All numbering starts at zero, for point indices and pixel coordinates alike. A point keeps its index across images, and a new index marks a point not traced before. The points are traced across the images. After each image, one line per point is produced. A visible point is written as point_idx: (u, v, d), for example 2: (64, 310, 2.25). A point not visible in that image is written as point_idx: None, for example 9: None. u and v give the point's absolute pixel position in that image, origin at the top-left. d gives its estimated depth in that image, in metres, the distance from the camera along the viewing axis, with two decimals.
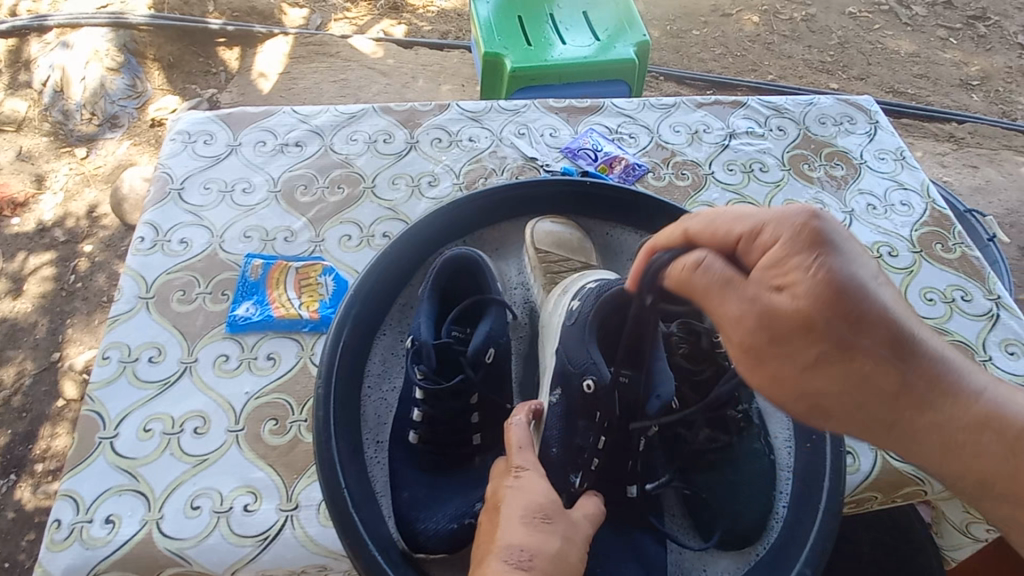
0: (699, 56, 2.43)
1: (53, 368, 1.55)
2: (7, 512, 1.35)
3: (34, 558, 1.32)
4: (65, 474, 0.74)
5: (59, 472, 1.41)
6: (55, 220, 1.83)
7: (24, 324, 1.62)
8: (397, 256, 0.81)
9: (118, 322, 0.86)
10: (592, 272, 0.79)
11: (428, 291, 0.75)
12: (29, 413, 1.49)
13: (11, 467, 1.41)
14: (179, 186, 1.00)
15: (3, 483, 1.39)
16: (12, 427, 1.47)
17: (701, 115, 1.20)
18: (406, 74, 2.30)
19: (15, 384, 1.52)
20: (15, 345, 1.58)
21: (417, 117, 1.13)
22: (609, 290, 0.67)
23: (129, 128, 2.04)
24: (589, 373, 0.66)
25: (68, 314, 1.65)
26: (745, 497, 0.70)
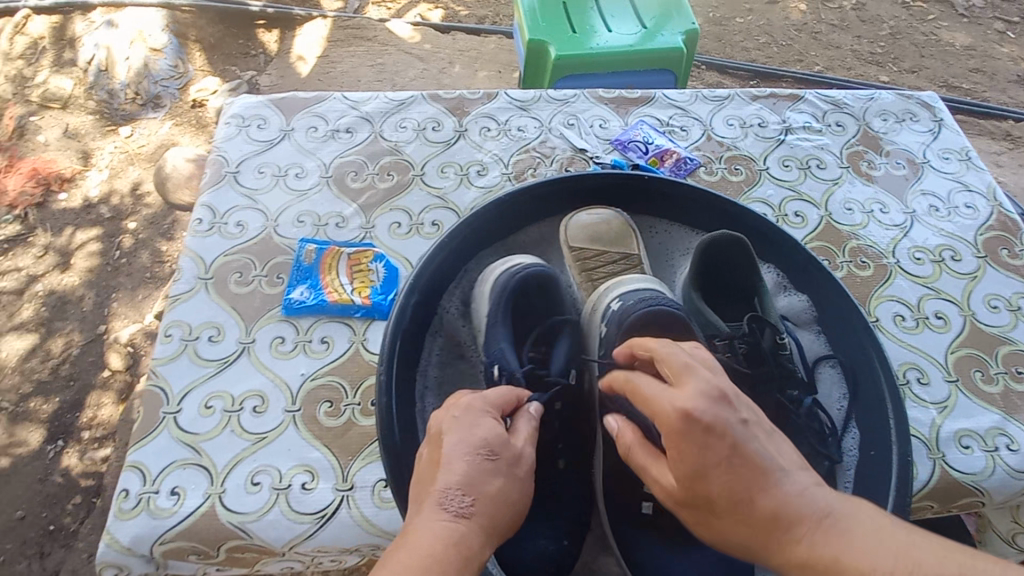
0: (742, 45, 2.36)
1: (99, 340, 1.62)
2: (56, 477, 1.43)
3: (80, 522, 1.39)
4: (130, 447, 0.77)
5: (105, 441, 1.47)
6: (101, 197, 1.88)
7: (72, 297, 1.69)
8: (434, 268, 0.78)
9: (179, 301, 0.88)
10: (625, 281, 0.76)
11: (497, 314, 0.73)
12: (76, 383, 1.55)
13: (60, 433, 1.48)
14: (233, 170, 1.02)
15: (52, 449, 1.46)
16: (61, 395, 1.53)
17: (756, 107, 1.17)
18: (443, 59, 2.30)
19: (63, 355, 1.59)
20: (64, 318, 1.65)
21: (466, 105, 1.13)
22: (636, 311, 0.67)
23: (171, 109, 2.09)
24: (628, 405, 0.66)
25: (113, 289, 1.71)
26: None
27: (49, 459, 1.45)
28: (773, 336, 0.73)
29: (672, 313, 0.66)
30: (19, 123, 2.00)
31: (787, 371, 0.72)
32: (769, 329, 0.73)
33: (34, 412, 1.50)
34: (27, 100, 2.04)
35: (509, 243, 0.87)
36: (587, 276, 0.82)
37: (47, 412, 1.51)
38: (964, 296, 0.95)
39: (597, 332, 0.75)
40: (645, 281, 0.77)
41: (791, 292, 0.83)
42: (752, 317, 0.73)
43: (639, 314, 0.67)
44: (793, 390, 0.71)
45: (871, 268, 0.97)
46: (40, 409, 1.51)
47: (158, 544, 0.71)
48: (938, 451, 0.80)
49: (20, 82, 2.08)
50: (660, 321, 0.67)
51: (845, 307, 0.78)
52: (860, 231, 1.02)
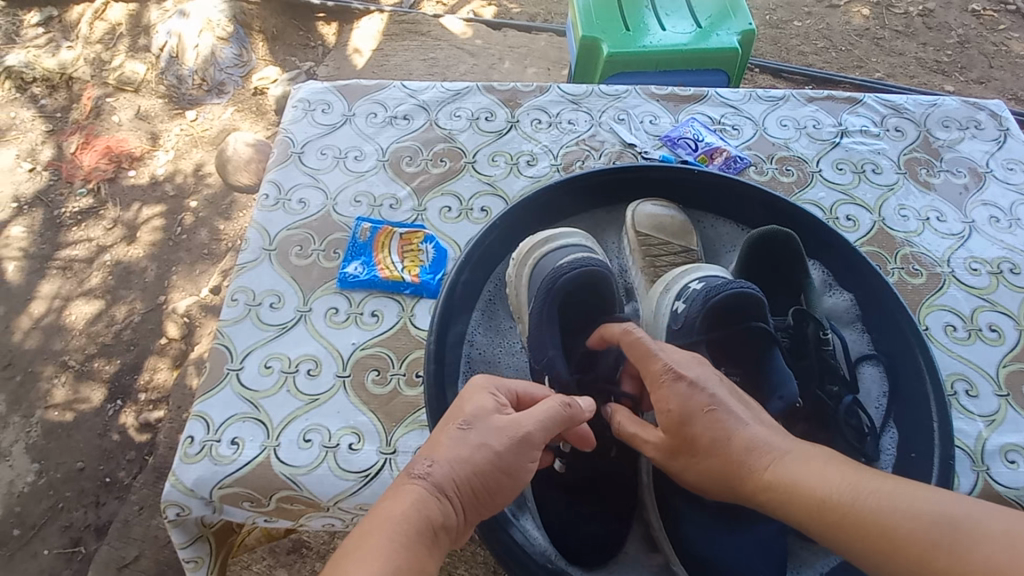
0: (798, 49, 2.31)
1: (158, 309, 1.73)
2: (113, 434, 1.54)
3: (132, 476, 1.49)
4: (196, 398, 0.83)
5: (159, 403, 1.57)
6: (166, 176, 2.01)
7: (136, 267, 1.81)
8: (486, 246, 0.81)
9: (245, 269, 0.94)
10: (703, 267, 0.76)
11: (546, 312, 0.71)
12: (136, 347, 1.67)
13: (119, 393, 1.60)
14: (298, 151, 1.08)
15: (111, 407, 1.58)
16: (122, 357, 1.65)
17: (811, 109, 1.16)
18: (493, 55, 2.34)
19: (126, 321, 1.71)
20: (128, 286, 1.77)
21: (519, 98, 1.16)
22: (718, 292, 0.65)
23: (234, 95, 2.21)
24: None
25: (174, 262, 1.82)
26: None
27: (108, 416, 1.56)
28: (817, 329, 0.71)
29: (753, 297, 0.65)
30: (97, 104, 2.15)
31: (828, 367, 0.71)
32: (813, 321, 0.71)
33: (97, 371, 1.63)
34: (104, 83, 2.20)
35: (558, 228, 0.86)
36: (649, 264, 0.82)
37: (109, 373, 1.62)
38: (1022, 310, 0.92)
39: (670, 310, 0.74)
40: (721, 271, 0.76)
41: (837, 291, 0.81)
42: (797, 310, 0.72)
43: (722, 296, 0.65)
44: (832, 385, 0.70)
45: (924, 276, 0.95)
46: (103, 369, 1.63)
47: (217, 488, 0.76)
48: (982, 463, 0.78)
49: (99, 66, 2.23)
50: (742, 305, 0.65)
51: (891, 306, 0.75)
52: (914, 238, 1.00)
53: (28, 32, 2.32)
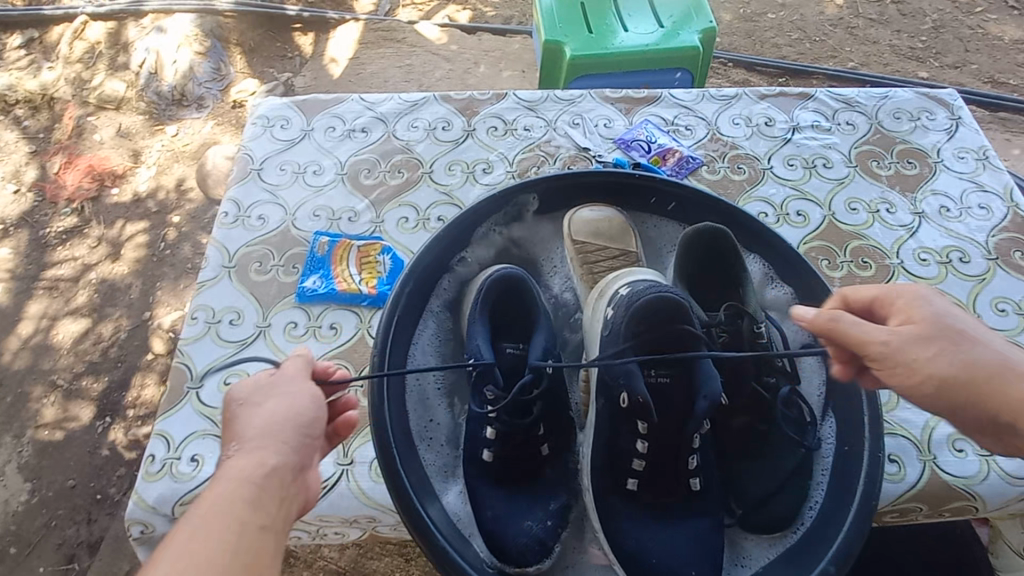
0: (772, 41, 2.33)
1: (144, 325, 1.75)
2: (103, 450, 1.56)
3: (124, 492, 1.51)
4: (158, 417, 0.85)
5: (148, 418, 1.59)
6: (148, 192, 2.03)
7: (121, 285, 1.83)
8: (429, 258, 0.81)
9: (205, 286, 0.96)
10: (634, 270, 0.75)
11: (476, 311, 0.78)
12: (123, 363, 1.68)
13: (107, 409, 1.61)
14: (258, 168, 1.10)
15: (101, 424, 1.59)
16: (109, 374, 1.67)
17: (763, 107, 1.17)
18: (469, 59, 2.36)
19: (112, 338, 1.73)
20: (113, 304, 1.79)
21: (475, 106, 1.17)
22: (644, 295, 0.66)
23: (213, 109, 2.23)
24: (626, 386, 0.65)
25: (157, 278, 1.84)
26: (778, 479, 0.67)
27: (98, 433, 1.58)
28: (752, 323, 0.71)
29: (677, 299, 0.66)
30: (79, 123, 2.17)
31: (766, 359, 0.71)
32: (748, 318, 0.72)
33: (86, 389, 1.64)
34: (85, 102, 2.21)
35: (500, 239, 0.87)
36: (587, 271, 0.82)
37: (97, 390, 1.64)
38: (970, 298, 0.94)
39: (598, 317, 0.73)
40: (654, 274, 0.74)
41: (778, 284, 0.81)
42: (730, 307, 0.73)
43: (648, 297, 0.65)
44: (769, 377, 0.71)
45: (873, 269, 0.98)
46: (92, 387, 1.65)
47: (179, 505, 0.78)
48: (928, 452, 0.81)
49: (80, 85, 2.24)
50: (665, 306, 0.65)
51: (823, 295, 0.76)
52: (863, 231, 1.02)
53: (9, 54, 2.34)
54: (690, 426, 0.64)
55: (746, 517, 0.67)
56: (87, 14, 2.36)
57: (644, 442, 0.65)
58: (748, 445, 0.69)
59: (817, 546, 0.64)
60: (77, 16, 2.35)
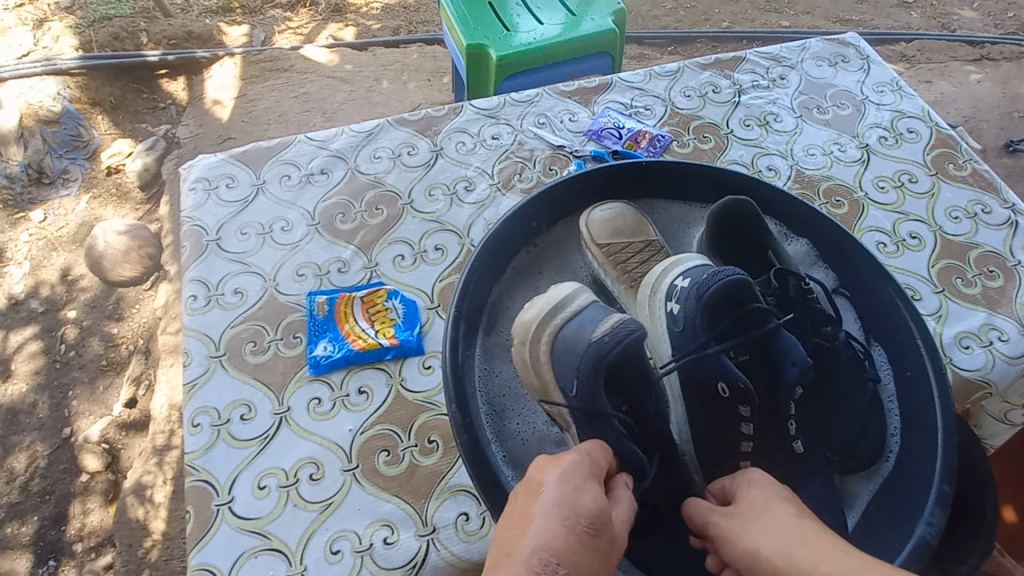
0: (652, 14, 2.45)
1: (67, 445, 1.48)
2: None
3: None
4: (189, 550, 0.72)
5: (104, 546, 1.36)
6: (28, 292, 1.73)
7: (23, 406, 1.54)
8: (473, 291, 0.75)
9: (197, 386, 0.83)
10: (681, 259, 0.74)
11: (597, 385, 0.61)
12: (52, 495, 1.42)
13: (49, 551, 1.36)
14: (215, 237, 0.96)
15: (45, 571, 1.34)
16: (37, 513, 1.40)
17: (707, 76, 1.24)
18: (368, 76, 2.23)
19: (29, 471, 1.45)
20: (20, 430, 1.50)
21: (435, 123, 1.12)
22: (716, 282, 0.65)
23: (84, 181, 1.93)
24: (722, 376, 0.65)
25: (69, 386, 1.57)
26: (858, 418, 0.69)
27: None
28: (799, 281, 0.74)
29: (745, 280, 0.65)
30: None
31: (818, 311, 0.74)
32: (792, 278, 0.74)
33: (13, 537, 1.36)
34: None
35: (526, 256, 0.83)
36: (622, 271, 0.79)
37: (28, 535, 1.37)
38: (930, 213, 1.04)
39: (658, 318, 0.71)
40: (701, 258, 0.74)
41: (794, 239, 0.86)
42: (776, 271, 0.74)
43: (717, 288, 0.65)
44: (826, 328, 0.72)
45: (846, 206, 1.05)
46: (19, 533, 1.37)
47: None
48: (945, 356, 0.88)
49: None
50: (736, 290, 0.65)
51: (839, 237, 0.82)
52: (828, 173, 1.09)
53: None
54: (782, 390, 0.67)
55: (842, 462, 0.69)
56: None
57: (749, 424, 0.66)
58: (824, 395, 0.71)
59: (912, 469, 0.67)
60: None
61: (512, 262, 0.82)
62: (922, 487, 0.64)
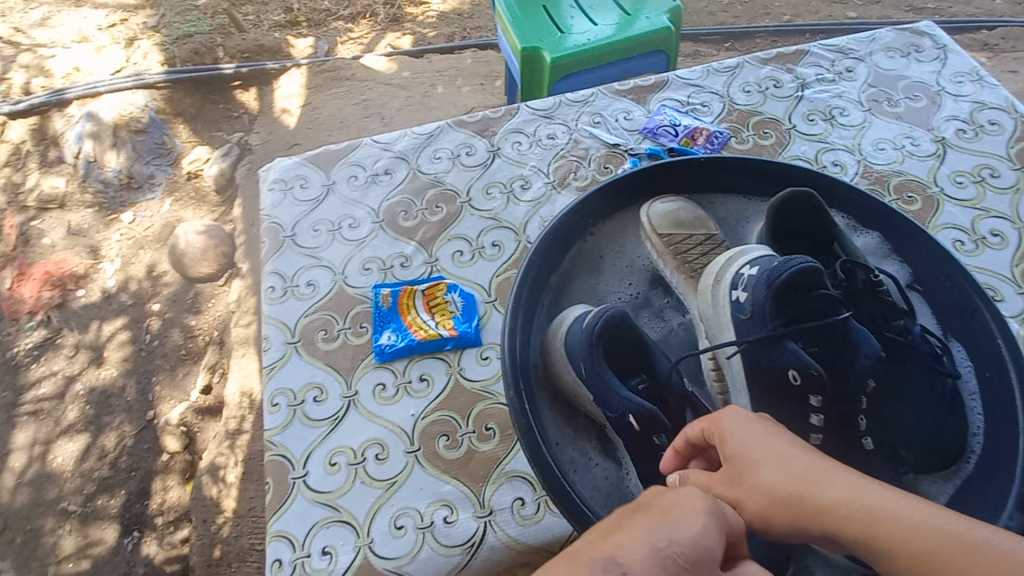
0: (709, 10, 2.41)
1: (151, 426, 1.63)
2: (139, 569, 1.43)
3: None
4: (269, 518, 0.78)
5: (181, 521, 1.48)
6: (119, 286, 1.90)
7: (114, 389, 1.70)
8: (529, 284, 0.78)
9: (275, 368, 0.90)
10: (745, 249, 0.73)
11: (600, 365, 0.69)
12: (138, 472, 1.56)
13: (134, 523, 1.49)
14: (291, 233, 1.04)
15: (129, 541, 1.47)
16: (125, 487, 1.54)
17: (768, 70, 1.21)
18: (424, 82, 2.31)
19: (118, 449, 1.59)
20: (111, 412, 1.66)
21: (492, 124, 1.16)
22: (789, 269, 0.63)
23: (168, 186, 2.10)
24: (793, 363, 0.64)
25: (153, 372, 1.72)
26: (938, 417, 0.64)
27: (128, 552, 1.45)
28: (868, 273, 0.71)
29: (818, 269, 0.64)
30: (21, 230, 1.97)
31: (889, 304, 0.70)
32: (860, 269, 0.71)
33: (103, 509, 1.51)
34: (21, 206, 2.01)
35: (582, 253, 0.85)
36: (682, 261, 0.80)
37: (116, 507, 1.51)
38: (1014, 210, 0.98)
39: (721, 306, 0.71)
40: (763, 249, 0.74)
41: (862, 232, 0.83)
42: (840, 263, 0.72)
43: (790, 273, 0.63)
44: (898, 321, 0.69)
45: (919, 202, 1.01)
46: (108, 505, 1.51)
47: None
48: None
49: (10, 190, 2.03)
50: (806, 278, 0.64)
51: (913, 230, 0.79)
52: (899, 168, 1.05)
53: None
54: (852, 384, 0.64)
55: (921, 463, 0.65)
56: None
57: (819, 415, 0.63)
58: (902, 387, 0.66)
59: (994, 471, 0.64)
60: None
61: (566, 258, 0.84)
62: (1003, 491, 0.61)
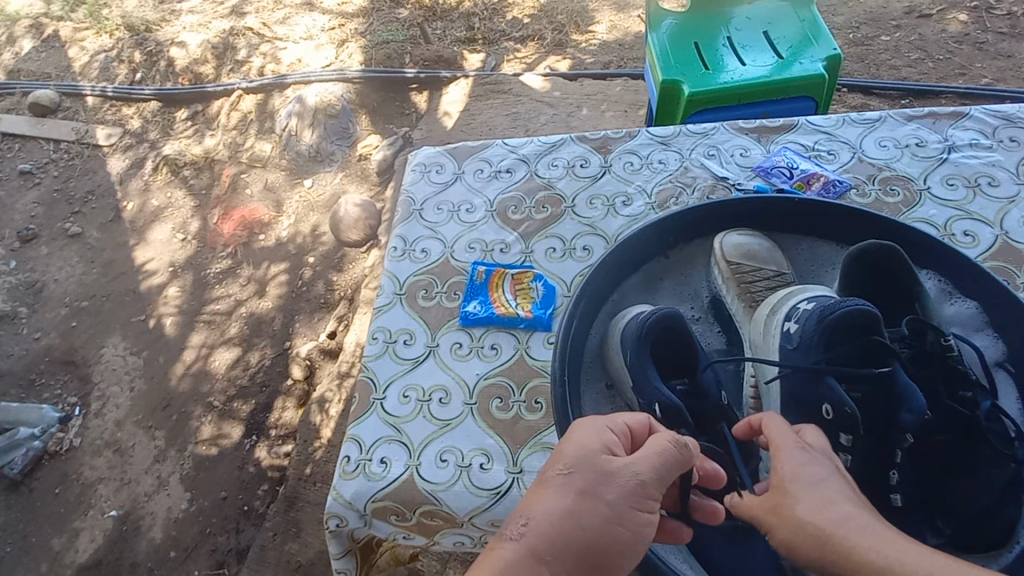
0: (889, 63, 2.25)
1: (285, 354, 1.98)
2: (250, 466, 1.75)
3: (266, 505, 1.68)
4: (349, 423, 0.96)
5: (288, 438, 1.78)
6: (289, 237, 2.32)
7: (266, 318, 2.09)
8: (600, 279, 0.87)
9: (382, 311, 1.09)
10: (806, 288, 0.79)
11: (642, 358, 0.76)
12: (267, 387, 1.90)
13: (254, 429, 1.82)
14: (419, 207, 1.24)
15: (248, 442, 1.80)
16: (256, 397, 1.89)
17: (913, 128, 1.16)
18: (572, 103, 2.48)
19: (259, 365, 1.96)
20: (260, 335, 2.04)
21: (610, 144, 1.26)
22: (842, 309, 0.66)
23: (342, 163, 2.52)
24: (826, 399, 0.67)
25: (297, 311, 2.09)
26: (985, 495, 0.64)
27: (246, 450, 1.78)
28: (939, 336, 0.70)
29: (874, 315, 0.66)
30: (234, 179, 2.50)
31: (960, 373, 0.69)
32: (933, 330, 0.70)
33: (237, 410, 1.87)
34: (238, 161, 2.55)
35: (657, 267, 0.93)
36: (745, 291, 0.84)
37: (245, 412, 1.86)
38: None
39: (773, 334, 0.77)
40: (826, 293, 0.78)
41: (958, 299, 0.82)
42: (912, 319, 0.71)
43: (842, 313, 0.66)
44: (965, 391, 0.68)
45: None
46: (241, 409, 1.87)
47: (371, 502, 0.87)
48: None
49: (234, 148, 2.59)
50: (858, 322, 0.66)
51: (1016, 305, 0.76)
52: None
53: (179, 126, 2.72)
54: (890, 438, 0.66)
55: (960, 537, 0.65)
56: (240, 88, 2.69)
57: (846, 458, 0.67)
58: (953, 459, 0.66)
59: None
60: (233, 91, 2.69)
61: (643, 266, 0.92)
62: None
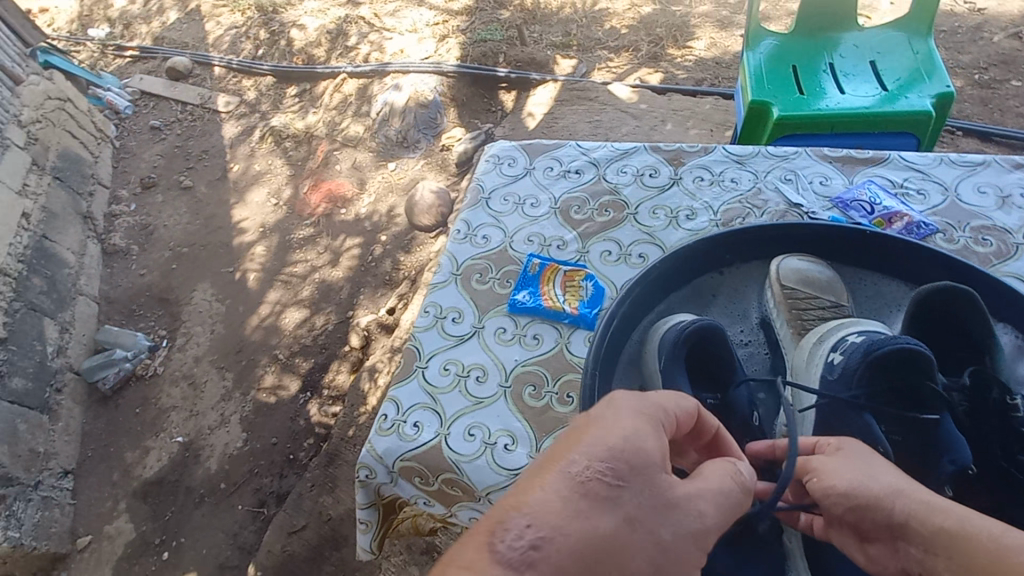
0: (1017, 110, 2.06)
1: (347, 322, 2.11)
2: (301, 420, 1.89)
3: (309, 458, 1.80)
4: (391, 385, 1.02)
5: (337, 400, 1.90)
6: (367, 214, 2.47)
7: (335, 286, 2.23)
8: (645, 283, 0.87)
9: (436, 287, 1.14)
10: (862, 321, 0.77)
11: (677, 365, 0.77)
12: (327, 350, 2.04)
13: (310, 386, 1.96)
14: (487, 196, 1.29)
15: (302, 397, 1.94)
16: (316, 357, 2.03)
17: (1019, 178, 1.08)
18: (656, 117, 2.46)
19: (322, 328, 2.11)
20: (327, 301, 2.19)
21: (683, 157, 1.26)
22: (887, 346, 0.67)
23: (426, 151, 2.64)
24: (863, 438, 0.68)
25: (364, 284, 2.22)
26: None
27: (299, 405, 1.92)
28: (1005, 394, 0.67)
29: (925, 357, 0.66)
30: (326, 155, 2.69)
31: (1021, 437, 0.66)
32: (997, 388, 0.67)
33: (297, 366, 2.01)
34: (333, 139, 2.74)
35: (704, 284, 0.93)
36: (795, 317, 0.82)
37: (304, 369, 2.01)
38: None
39: (816, 362, 0.77)
40: (880, 328, 0.78)
41: None
42: (976, 372, 0.69)
43: (890, 351, 0.67)
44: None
45: None
46: (301, 365, 2.01)
47: (400, 460, 0.91)
48: None
49: (331, 126, 2.78)
50: (909, 362, 0.67)
51: None
52: None
53: (287, 101, 2.97)
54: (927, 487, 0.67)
55: None
56: (345, 72, 2.89)
57: None
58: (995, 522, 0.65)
59: None
60: (339, 74, 2.89)
61: (693, 279, 0.93)
62: None
